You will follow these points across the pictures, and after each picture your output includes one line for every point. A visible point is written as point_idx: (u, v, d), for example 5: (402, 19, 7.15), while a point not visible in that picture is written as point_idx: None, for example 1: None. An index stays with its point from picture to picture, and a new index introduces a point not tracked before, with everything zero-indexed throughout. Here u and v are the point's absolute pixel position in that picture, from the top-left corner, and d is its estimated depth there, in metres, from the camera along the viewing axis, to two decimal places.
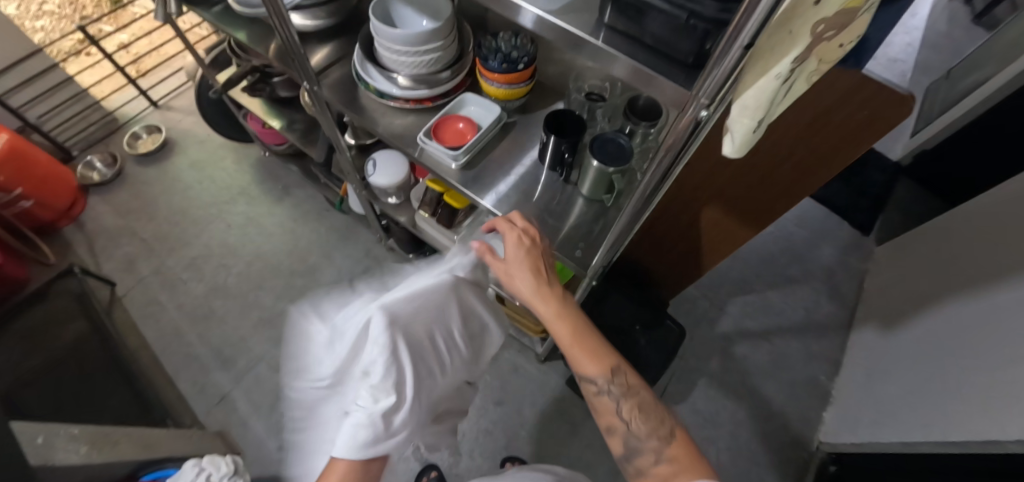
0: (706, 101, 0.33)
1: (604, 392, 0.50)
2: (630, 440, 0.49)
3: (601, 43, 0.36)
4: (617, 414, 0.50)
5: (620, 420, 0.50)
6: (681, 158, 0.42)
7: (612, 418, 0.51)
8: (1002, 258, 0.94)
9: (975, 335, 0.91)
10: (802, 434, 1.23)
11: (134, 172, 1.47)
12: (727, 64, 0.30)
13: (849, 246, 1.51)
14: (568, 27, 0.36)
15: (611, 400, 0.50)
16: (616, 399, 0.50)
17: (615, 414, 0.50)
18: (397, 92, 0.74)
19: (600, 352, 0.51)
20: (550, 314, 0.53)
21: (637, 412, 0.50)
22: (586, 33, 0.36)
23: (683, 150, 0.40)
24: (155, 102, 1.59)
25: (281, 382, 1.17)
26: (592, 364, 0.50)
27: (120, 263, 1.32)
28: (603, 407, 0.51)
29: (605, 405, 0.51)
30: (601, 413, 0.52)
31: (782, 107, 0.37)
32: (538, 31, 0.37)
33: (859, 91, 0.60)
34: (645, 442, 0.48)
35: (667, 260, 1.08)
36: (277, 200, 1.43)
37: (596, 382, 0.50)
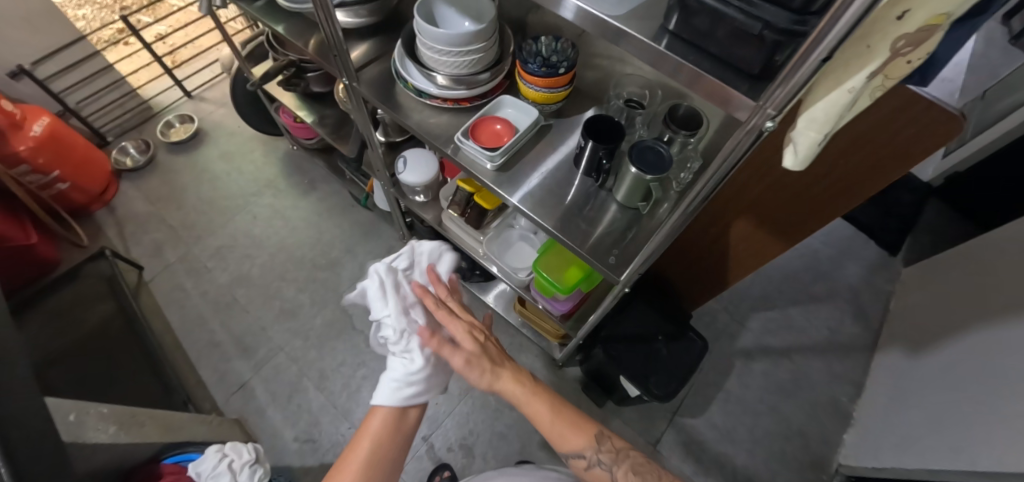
0: (773, 112, 0.33)
1: (596, 463, 0.58)
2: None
3: (664, 49, 0.36)
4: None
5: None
6: (735, 167, 0.42)
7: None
8: None
9: (1008, 363, 0.88)
10: (822, 455, 1.20)
11: (166, 160, 1.50)
12: (800, 77, 0.30)
13: (875, 266, 1.48)
14: (622, 28, 0.36)
15: (605, 470, 0.57)
16: (609, 469, 0.57)
17: None
18: (435, 91, 0.74)
19: (581, 427, 0.60)
20: (525, 399, 0.59)
21: (631, 474, 0.57)
22: (648, 38, 0.36)
23: (741, 157, 0.40)
24: (189, 92, 1.63)
25: (299, 374, 1.18)
26: (578, 439, 0.59)
27: (148, 249, 1.35)
28: (600, 480, 0.58)
29: (601, 478, 0.57)
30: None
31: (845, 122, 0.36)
32: (576, 20, 0.38)
33: (907, 109, 0.59)
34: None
35: (692, 272, 1.07)
36: (302, 193, 1.45)
37: (586, 457, 0.58)
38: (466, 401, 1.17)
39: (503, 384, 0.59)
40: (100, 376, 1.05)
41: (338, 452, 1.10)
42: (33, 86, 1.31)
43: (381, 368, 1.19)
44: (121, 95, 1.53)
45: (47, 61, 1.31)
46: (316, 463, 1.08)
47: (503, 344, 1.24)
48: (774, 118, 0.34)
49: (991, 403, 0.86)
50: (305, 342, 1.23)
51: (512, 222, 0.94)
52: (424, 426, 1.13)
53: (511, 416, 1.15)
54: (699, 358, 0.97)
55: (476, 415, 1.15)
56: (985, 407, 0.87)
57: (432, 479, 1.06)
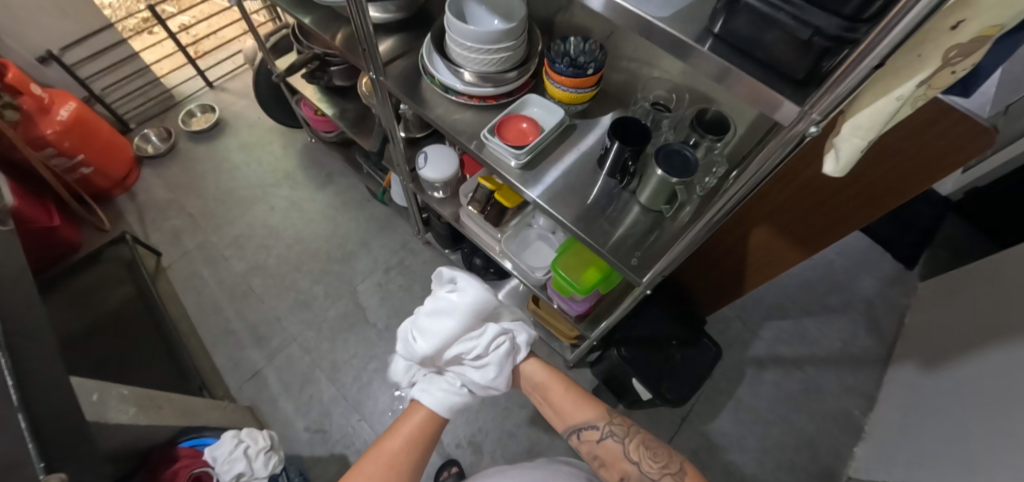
0: (818, 117, 0.33)
1: (606, 435, 0.58)
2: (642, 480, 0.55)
3: (707, 50, 0.36)
4: (626, 458, 0.57)
5: (631, 463, 0.56)
6: (772, 170, 0.42)
7: (623, 464, 0.57)
8: None
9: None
10: (832, 468, 1.19)
11: (187, 148, 1.52)
12: (847, 85, 0.30)
13: (891, 279, 1.46)
14: (666, 29, 0.36)
15: (615, 442, 0.58)
16: (620, 441, 0.58)
17: (624, 456, 0.57)
18: (461, 88, 0.75)
19: (590, 401, 0.61)
20: (540, 377, 0.62)
21: (642, 449, 0.57)
22: (691, 39, 0.37)
23: (782, 160, 0.40)
24: (211, 83, 1.65)
25: (311, 364, 1.20)
26: (588, 411, 0.60)
27: (167, 235, 1.37)
28: (611, 453, 0.58)
29: (611, 451, 0.58)
30: (610, 462, 0.58)
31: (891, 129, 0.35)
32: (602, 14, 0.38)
33: (937, 121, 0.58)
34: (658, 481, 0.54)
35: (707, 277, 1.08)
36: (320, 186, 1.46)
37: (596, 428, 0.59)
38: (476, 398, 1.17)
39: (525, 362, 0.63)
40: (118, 359, 1.07)
41: (348, 443, 1.10)
42: (60, 71, 1.34)
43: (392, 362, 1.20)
44: (145, 83, 1.55)
45: (76, 47, 1.33)
46: (326, 454, 1.09)
47: None
48: (818, 123, 0.34)
49: (1007, 420, 0.85)
50: (318, 333, 1.24)
51: (531, 221, 0.94)
52: None
53: (520, 415, 1.16)
54: (712, 364, 0.96)
55: (486, 413, 1.16)
56: (1000, 425, 0.87)
57: (440, 474, 1.06)
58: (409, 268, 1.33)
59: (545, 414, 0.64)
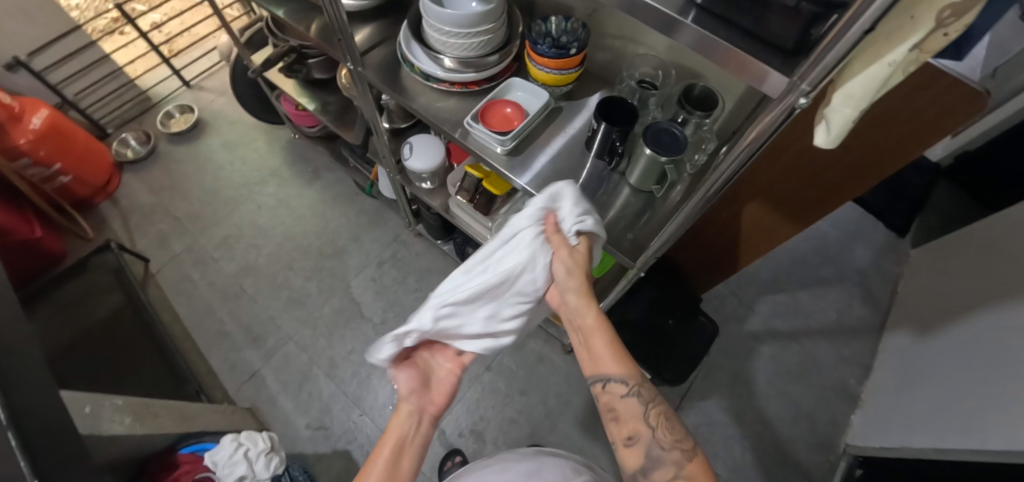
0: (808, 88, 0.32)
1: (631, 394, 0.53)
2: (652, 446, 0.50)
3: (692, 23, 0.34)
4: (642, 419, 0.52)
5: (645, 426, 0.51)
6: (761, 146, 0.41)
7: (636, 425, 0.52)
8: None
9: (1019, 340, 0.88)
10: (829, 436, 1.22)
11: (167, 151, 1.48)
12: (836, 53, 0.28)
13: (883, 249, 1.47)
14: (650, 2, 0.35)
15: (638, 402, 0.53)
16: (643, 402, 0.52)
17: (641, 418, 0.52)
18: (442, 74, 0.73)
19: (626, 357, 0.56)
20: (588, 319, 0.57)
21: (662, 420, 0.52)
22: (675, 12, 0.35)
23: (774, 133, 0.39)
24: (188, 82, 1.61)
25: (309, 362, 1.19)
26: (621, 367, 0.54)
27: (153, 240, 1.34)
28: (627, 412, 0.53)
29: (629, 409, 0.53)
30: (622, 421, 0.53)
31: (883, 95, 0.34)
32: None
33: (930, 86, 0.57)
34: (669, 452, 0.49)
35: (701, 255, 1.07)
36: (307, 182, 1.43)
37: (624, 384, 0.53)
38: (476, 386, 1.18)
39: (580, 303, 0.58)
40: (113, 368, 1.06)
41: (350, 438, 1.11)
42: (30, 77, 1.29)
43: None
44: (120, 86, 1.50)
45: (43, 52, 1.28)
46: (329, 450, 1.10)
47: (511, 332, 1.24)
48: (808, 94, 0.33)
49: (999, 382, 0.87)
50: (314, 330, 1.23)
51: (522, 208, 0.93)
52: None
53: (520, 401, 1.16)
54: (710, 339, 0.98)
55: (487, 401, 1.16)
56: (992, 386, 0.88)
57: (444, 464, 1.07)
58: (402, 261, 1.32)
59: (581, 355, 0.60)
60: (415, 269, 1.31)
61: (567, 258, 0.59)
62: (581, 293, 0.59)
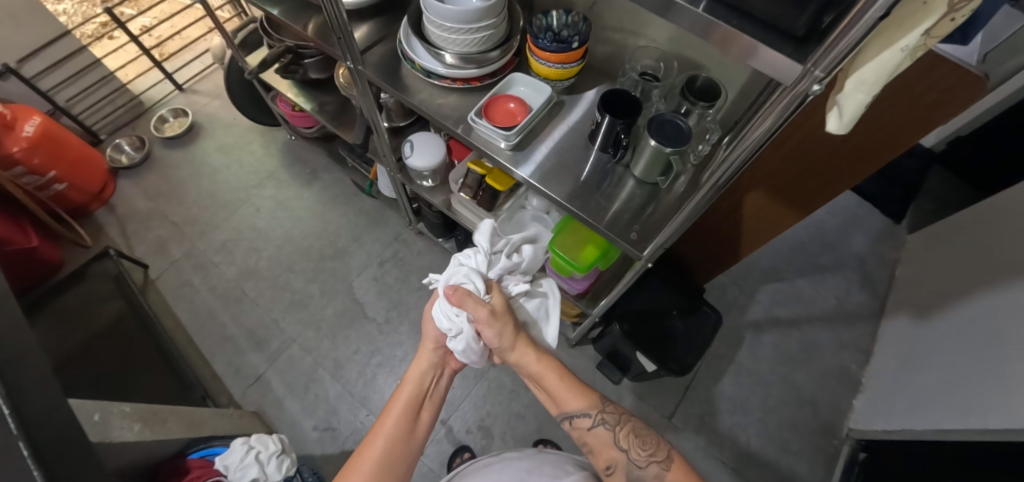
0: (821, 74, 0.32)
1: (596, 424, 0.59)
2: (631, 468, 0.54)
3: (702, 12, 0.35)
4: (614, 446, 0.57)
5: (619, 450, 0.56)
6: (770, 134, 0.42)
7: (611, 452, 0.57)
8: None
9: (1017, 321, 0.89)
10: (833, 421, 1.23)
11: (162, 156, 1.47)
12: (850, 39, 0.29)
13: (880, 235, 1.48)
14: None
15: (606, 430, 0.58)
16: (610, 429, 0.58)
17: (614, 446, 0.57)
18: (444, 71, 0.73)
19: (582, 389, 0.61)
20: (533, 367, 0.61)
21: (632, 438, 0.57)
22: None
23: (785, 120, 0.39)
24: (180, 86, 1.59)
25: (314, 364, 1.19)
26: (580, 400, 0.60)
27: (152, 246, 1.33)
28: (601, 441, 0.58)
29: (600, 439, 0.58)
30: (599, 448, 0.58)
31: None
32: None
33: (930, 71, 0.58)
34: (645, 469, 0.53)
35: (702, 246, 1.08)
36: (305, 184, 1.43)
37: (587, 417, 0.59)
38: (482, 382, 1.18)
39: (518, 353, 0.61)
40: (116, 376, 1.05)
41: (358, 438, 1.11)
42: (20, 85, 1.27)
43: (395, 355, 1.20)
44: (111, 91, 1.49)
45: (33, 58, 1.26)
46: (336, 451, 1.10)
47: None
48: (822, 81, 0.33)
49: (1000, 362, 0.88)
50: (317, 332, 1.23)
51: (524, 203, 0.93)
52: (442, 410, 1.14)
53: (526, 396, 1.17)
54: (713, 330, 0.98)
55: (493, 397, 1.17)
56: (994, 367, 0.89)
57: (453, 461, 1.08)
58: (404, 260, 1.32)
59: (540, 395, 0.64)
60: (417, 268, 1.31)
61: (491, 325, 0.58)
62: (519, 345, 0.61)
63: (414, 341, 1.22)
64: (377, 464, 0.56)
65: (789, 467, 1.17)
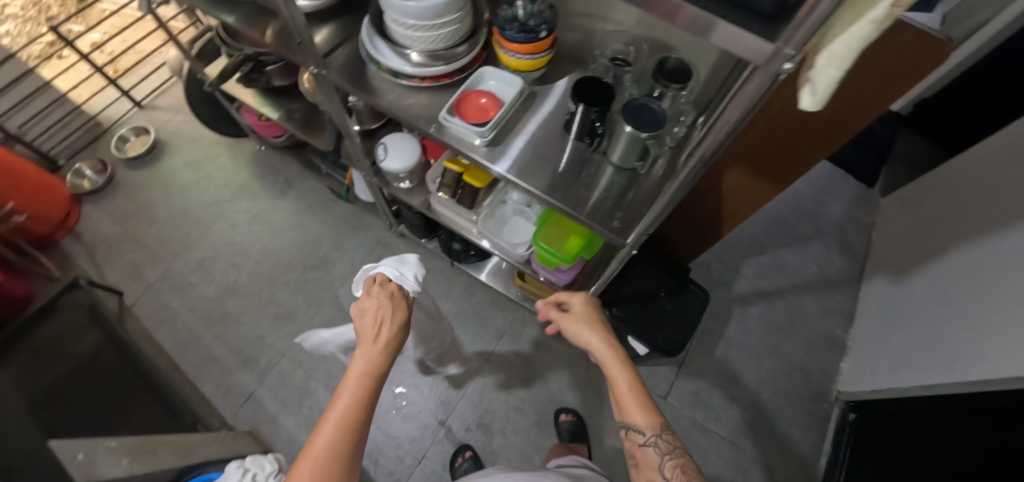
0: (793, 51, 0.31)
1: (648, 444, 0.54)
2: None
3: None
4: (658, 470, 0.52)
5: (661, 478, 0.52)
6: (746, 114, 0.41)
7: (652, 473, 0.53)
8: None
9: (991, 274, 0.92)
10: (822, 386, 1.27)
11: (127, 177, 1.41)
12: (821, 14, 0.28)
13: (855, 201, 1.51)
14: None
15: (654, 454, 0.53)
16: (660, 455, 0.53)
17: (657, 470, 0.53)
18: (411, 70, 0.71)
19: (650, 407, 0.56)
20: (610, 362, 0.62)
21: (680, 473, 0.51)
22: None
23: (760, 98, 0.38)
24: (139, 102, 1.52)
25: (306, 377, 1.17)
26: (642, 416, 0.55)
27: (125, 272, 1.28)
28: (646, 461, 0.54)
29: (647, 458, 0.54)
30: (643, 467, 0.54)
31: None
32: None
33: (898, 37, 0.58)
34: None
35: (685, 227, 1.09)
36: (279, 194, 1.39)
37: (642, 433, 0.55)
38: (478, 380, 1.18)
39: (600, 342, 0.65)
40: None
41: None
42: None
43: None
44: (66, 113, 1.42)
45: None
46: None
47: (507, 323, 1.24)
48: (793, 58, 0.32)
49: (982, 318, 0.91)
50: (306, 344, 1.20)
51: (505, 198, 0.92)
52: (439, 411, 1.14)
53: (524, 389, 1.17)
54: (702, 309, 0.99)
55: (490, 393, 1.17)
56: (976, 322, 0.92)
57: (455, 460, 1.08)
58: None
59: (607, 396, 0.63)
60: None
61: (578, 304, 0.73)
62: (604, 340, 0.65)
63: None
64: (335, 452, 0.45)
65: (783, 434, 1.20)
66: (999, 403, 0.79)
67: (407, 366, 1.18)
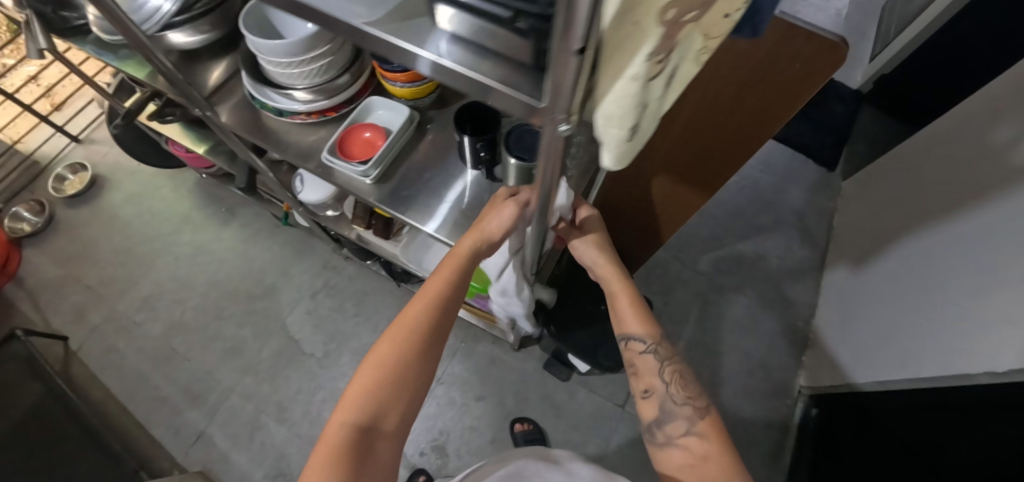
0: (564, 116, 0.26)
1: (649, 351, 0.56)
2: (666, 399, 0.54)
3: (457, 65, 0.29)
4: (657, 375, 0.55)
5: (660, 380, 0.55)
6: (556, 186, 0.36)
7: (651, 378, 0.56)
8: (980, 176, 0.90)
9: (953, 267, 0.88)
10: (785, 381, 1.24)
11: (67, 216, 1.38)
12: (570, 77, 0.23)
13: (816, 186, 1.47)
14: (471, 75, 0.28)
15: (655, 359, 0.56)
16: (658, 359, 0.56)
17: (656, 375, 0.55)
18: (298, 107, 0.67)
19: (646, 316, 0.57)
20: (614, 284, 0.58)
21: (675, 376, 0.55)
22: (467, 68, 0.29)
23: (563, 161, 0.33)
24: (76, 137, 1.49)
25: (256, 410, 1.15)
26: (637, 324, 0.57)
27: (69, 315, 1.26)
28: (646, 368, 0.56)
29: (647, 364, 0.56)
30: (640, 373, 0.57)
31: (657, 103, 0.30)
32: (435, 77, 0.31)
33: (790, 43, 0.54)
34: (681, 406, 0.53)
35: (629, 233, 1.05)
36: (223, 223, 1.36)
37: (642, 342, 0.56)
38: (431, 401, 1.16)
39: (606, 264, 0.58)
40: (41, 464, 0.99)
41: None
42: None
43: (339, 388, 1.17)
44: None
45: None
46: None
47: (459, 340, 1.22)
48: (569, 122, 0.27)
49: (937, 314, 0.88)
50: (256, 377, 1.18)
51: None
52: None
53: (478, 408, 1.15)
54: None
55: (445, 414, 1.15)
56: (932, 318, 0.89)
57: None
58: (336, 287, 1.27)
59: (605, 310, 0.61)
60: (351, 294, 1.27)
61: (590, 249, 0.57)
62: (606, 263, 0.57)
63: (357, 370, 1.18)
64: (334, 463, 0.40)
65: (745, 434, 1.19)
66: (950, 401, 0.77)
67: None
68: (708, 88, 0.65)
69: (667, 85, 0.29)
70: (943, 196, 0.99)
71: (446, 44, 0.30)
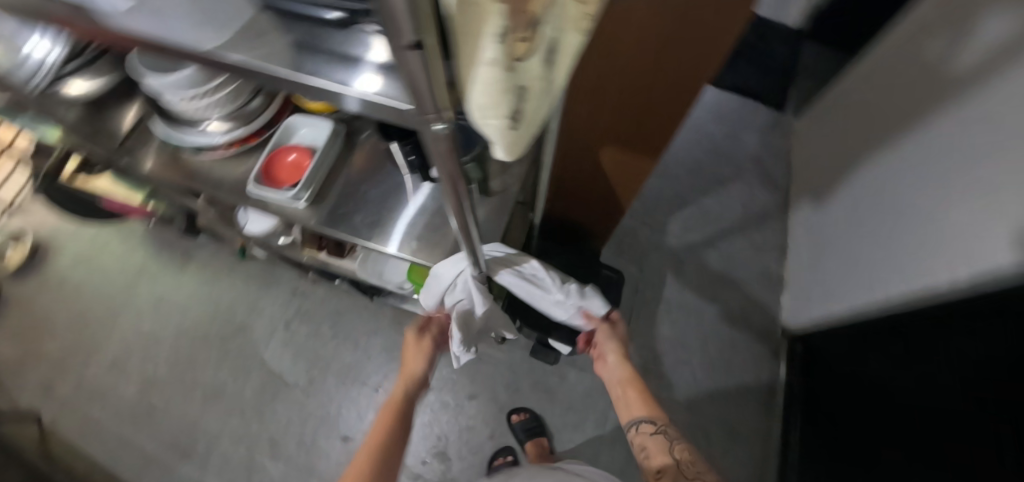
0: (435, 114, 0.25)
1: (658, 431, 0.77)
2: (676, 472, 0.70)
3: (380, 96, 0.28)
4: (668, 453, 0.73)
5: (671, 458, 0.72)
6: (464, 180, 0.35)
7: (664, 457, 0.73)
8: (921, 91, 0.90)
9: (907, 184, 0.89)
10: (768, 326, 1.25)
11: (14, 290, 1.31)
12: (420, 73, 0.22)
13: (770, 128, 1.48)
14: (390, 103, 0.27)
15: (663, 438, 0.76)
16: (667, 439, 0.76)
17: (667, 454, 0.73)
18: (216, 139, 0.64)
19: (650, 407, 0.81)
20: (616, 376, 0.87)
21: (683, 451, 0.74)
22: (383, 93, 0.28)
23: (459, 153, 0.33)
24: (8, 206, 1.41)
25: (249, 451, 1.13)
26: (641, 409, 0.81)
27: (36, 392, 1.21)
28: (656, 445, 0.75)
29: (656, 444, 0.75)
30: (654, 455, 0.75)
31: (540, 84, 0.29)
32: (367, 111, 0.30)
33: None
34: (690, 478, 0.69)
35: (591, 207, 1.05)
36: (181, 268, 1.31)
37: (650, 423, 0.78)
38: (424, 409, 1.15)
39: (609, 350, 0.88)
40: None
41: None
42: None
43: (329, 413, 1.14)
44: None
45: None
46: None
47: None
48: (445, 119, 0.26)
49: (897, 235, 0.90)
50: (243, 418, 1.16)
51: None
52: None
53: (472, 407, 1.15)
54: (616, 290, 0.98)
55: (440, 419, 1.14)
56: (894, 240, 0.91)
57: None
58: (309, 313, 1.24)
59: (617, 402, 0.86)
60: (325, 317, 1.24)
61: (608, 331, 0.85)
62: (623, 366, 0.87)
63: (345, 392, 1.16)
64: None
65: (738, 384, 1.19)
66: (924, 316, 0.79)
67: (348, 415, 1.14)
68: (632, 50, 0.63)
69: (545, 65, 0.28)
70: (889, 117, 1.01)
71: (377, 80, 0.29)
